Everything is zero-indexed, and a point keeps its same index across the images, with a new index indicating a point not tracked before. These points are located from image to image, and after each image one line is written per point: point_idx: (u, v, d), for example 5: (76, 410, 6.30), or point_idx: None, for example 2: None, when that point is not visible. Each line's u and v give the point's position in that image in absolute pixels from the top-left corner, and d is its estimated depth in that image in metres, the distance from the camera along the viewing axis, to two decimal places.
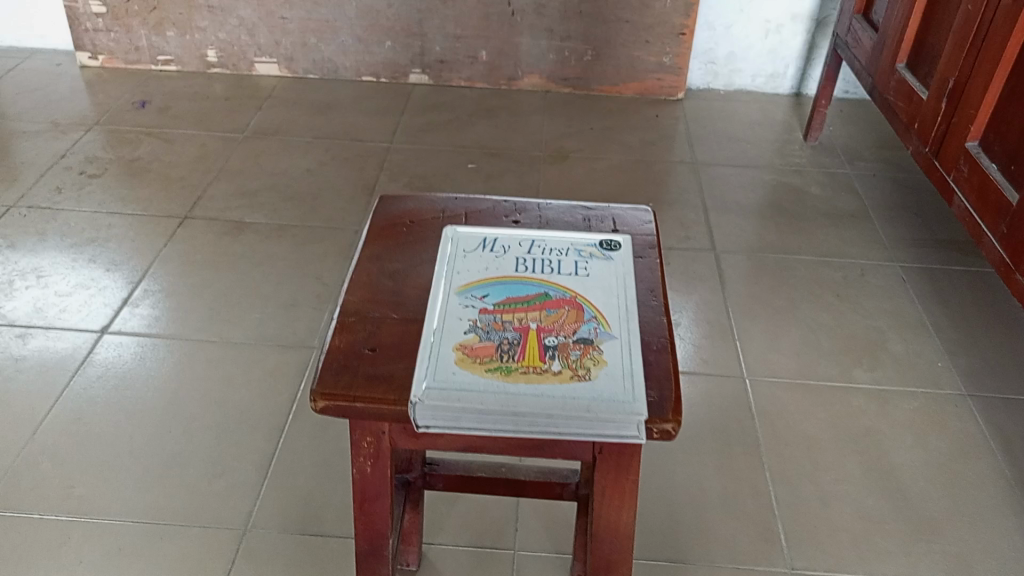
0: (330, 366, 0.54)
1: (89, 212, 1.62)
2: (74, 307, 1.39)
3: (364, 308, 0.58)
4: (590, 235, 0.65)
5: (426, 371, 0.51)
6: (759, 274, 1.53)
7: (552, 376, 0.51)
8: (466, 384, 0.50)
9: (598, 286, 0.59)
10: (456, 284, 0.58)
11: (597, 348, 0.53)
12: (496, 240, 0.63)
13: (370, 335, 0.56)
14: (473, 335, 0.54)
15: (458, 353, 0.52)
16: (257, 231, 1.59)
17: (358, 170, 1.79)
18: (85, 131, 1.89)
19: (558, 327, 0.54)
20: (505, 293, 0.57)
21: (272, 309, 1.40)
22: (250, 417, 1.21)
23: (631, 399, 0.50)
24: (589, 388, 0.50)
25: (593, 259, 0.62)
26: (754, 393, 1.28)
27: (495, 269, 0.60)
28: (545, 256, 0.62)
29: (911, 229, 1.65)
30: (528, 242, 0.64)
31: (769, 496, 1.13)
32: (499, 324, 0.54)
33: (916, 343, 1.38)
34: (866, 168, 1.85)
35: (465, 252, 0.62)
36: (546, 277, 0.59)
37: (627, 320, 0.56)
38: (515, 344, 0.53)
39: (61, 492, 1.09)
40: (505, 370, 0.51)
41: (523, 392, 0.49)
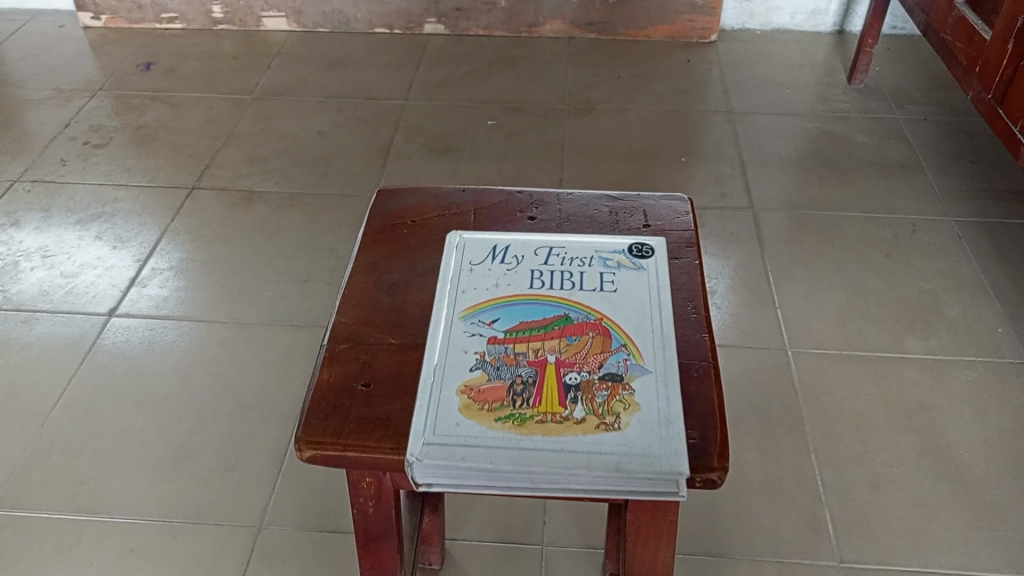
0: (318, 408, 0.46)
1: (95, 184, 1.56)
2: (81, 288, 1.33)
3: (357, 333, 0.51)
4: (618, 238, 0.58)
5: (425, 419, 0.44)
6: (801, 233, 1.42)
7: (574, 426, 0.44)
8: (473, 439, 0.43)
9: (627, 305, 0.52)
10: (461, 304, 0.52)
11: (627, 386, 0.46)
12: (507, 248, 0.57)
13: (364, 367, 0.49)
14: (480, 372, 0.47)
15: (461, 397, 0.45)
16: (268, 200, 1.52)
17: (373, 131, 1.70)
18: (89, 98, 1.81)
19: (580, 360, 0.47)
20: (517, 318, 0.50)
21: (285, 285, 1.34)
22: (263, 404, 1.15)
23: (670, 451, 0.43)
24: (619, 438, 0.43)
25: (621, 268, 0.55)
26: (797, 365, 1.20)
27: (506, 286, 0.53)
28: (565, 267, 0.55)
29: (967, 179, 1.53)
30: (544, 249, 0.57)
31: (816, 481, 1.05)
32: (511, 358, 0.48)
33: (974, 307, 1.28)
34: (916, 112, 1.72)
35: (472, 263, 0.55)
36: (566, 295, 0.52)
37: (663, 347, 0.49)
38: (529, 383, 0.46)
39: (71, 488, 1.05)
40: (517, 419, 0.44)
41: (539, 448, 0.42)
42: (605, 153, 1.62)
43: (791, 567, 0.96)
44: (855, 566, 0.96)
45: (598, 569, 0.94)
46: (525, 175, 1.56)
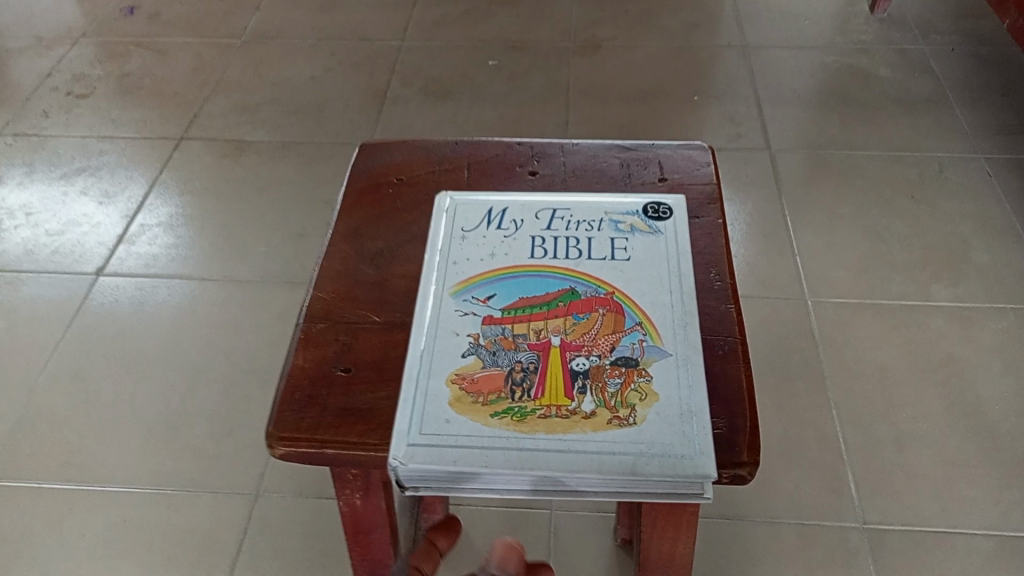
0: (292, 400, 0.46)
1: (79, 137, 1.49)
2: (67, 247, 1.28)
3: (336, 312, 0.52)
4: (631, 199, 0.58)
5: (408, 416, 0.44)
6: (820, 175, 1.35)
7: (584, 421, 0.43)
8: (469, 442, 0.42)
9: (639, 275, 0.52)
10: (450, 280, 0.52)
11: (643, 372, 0.45)
12: (503, 211, 0.58)
13: (343, 351, 0.49)
14: (474, 358, 0.47)
15: (452, 388, 0.45)
16: (259, 151, 1.45)
17: (367, 75, 1.61)
18: (71, 46, 1.73)
19: (588, 344, 0.47)
20: (515, 295, 0.51)
21: (279, 240, 1.28)
22: (259, 366, 1.11)
23: (695, 451, 0.41)
24: (635, 435, 0.42)
25: (635, 232, 0.55)
26: (816, 317, 1.14)
27: (503, 256, 0.54)
28: (573, 233, 0.56)
29: (996, 114, 1.45)
30: (547, 212, 0.58)
31: (837, 438, 1.00)
32: (509, 342, 0.48)
33: (1004, 251, 1.21)
34: (942, 43, 1.62)
35: (464, 230, 0.56)
36: (573, 266, 0.53)
37: (685, 326, 0.48)
38: (530, 370, 0.46)
39: (61, 458, 1.01)
40: (517, 415, 0.43)
41: (541, 447, 0.42)
42: (613, 94, 1.53)
43: (812, 530, 0.92)
44: (878, 528, 0.92)
45: (610, 536, 0.90)
46: (528, 118, 1.48)
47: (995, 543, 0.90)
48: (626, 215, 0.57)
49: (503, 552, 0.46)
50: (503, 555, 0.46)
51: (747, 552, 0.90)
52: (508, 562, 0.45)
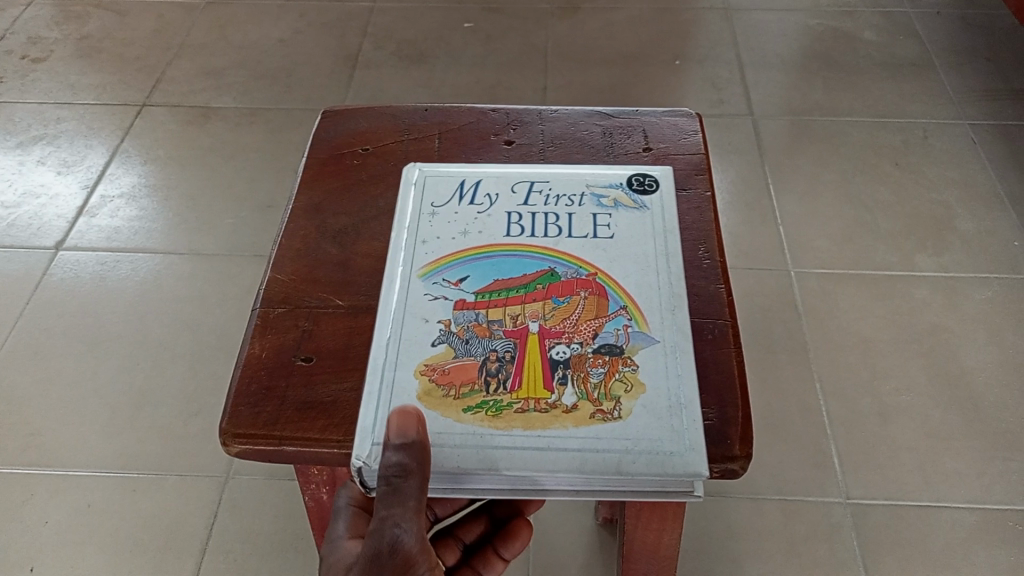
0: (248, 393, 0.44)
1: (35, 103, 1.42)
2: (24, 220, 1.22)
3: (297, 296, 0.49)
4: (615, 171, 0.55)
5: (373, 414, 0.42)
6: (804, 141, 1.32)
7: (565, 416, 0.41)
8: (443, 440, 0.41)
9: (624, 256, 0.50)
10: (420, 261, 0.49)
11: (628, 362, 0.44)
12: (477, 183, 0.55)
13: (304, 338, 0.47)
14: (445, 347, 0.45)
15: (422, 381, 0.43)
16: (226, 117, 1.39)
17: (338, 38, 1.56)
18: (26, 6, 1.65)
19: (568, 332, 0.45)
20: (489, 278, 0.48)
21: (247, 212, 1.23)
22: (228, 343, 1.07)
23: (683, 447, 0.40)
24: (620, 430, 0.41)
25: (619, 207, 0.53)
26: (800, 288, 1.11)
27: (476, 233, 0.51)
28: (552, 208, 0.53)
29: (981, 78, 1.42)
30: (524, 184, 0.55)
31: (821, 411, 0.98)
32: (484, 329, 0.46)
33: (989, 220, 1.19)
34: (928, 5, 1.59)
35: (434, 206, 0.53)
36: (552, 245, 0.50)
37: (673, 311, 0.46)
38: (506, 360, 0.44)
39: (21, 440, 0.97)
40: (492, 409, 0.42)
41: (519, 445, 0.40)
42: (592, 57, 1.49)
43: (795, 505, 0.90)
44: (862, 504, 0.90)
45: (591, 514, 0.88)
46: (505, 83, 1.43)
47: (978, 517, 0.89)
48: (608, 188, 0.54)
49: (398, 424, 0.40)
50: (401, 423, 0.40)
51: (730, 530, 0.89)
52: (407, 431, 0.40)
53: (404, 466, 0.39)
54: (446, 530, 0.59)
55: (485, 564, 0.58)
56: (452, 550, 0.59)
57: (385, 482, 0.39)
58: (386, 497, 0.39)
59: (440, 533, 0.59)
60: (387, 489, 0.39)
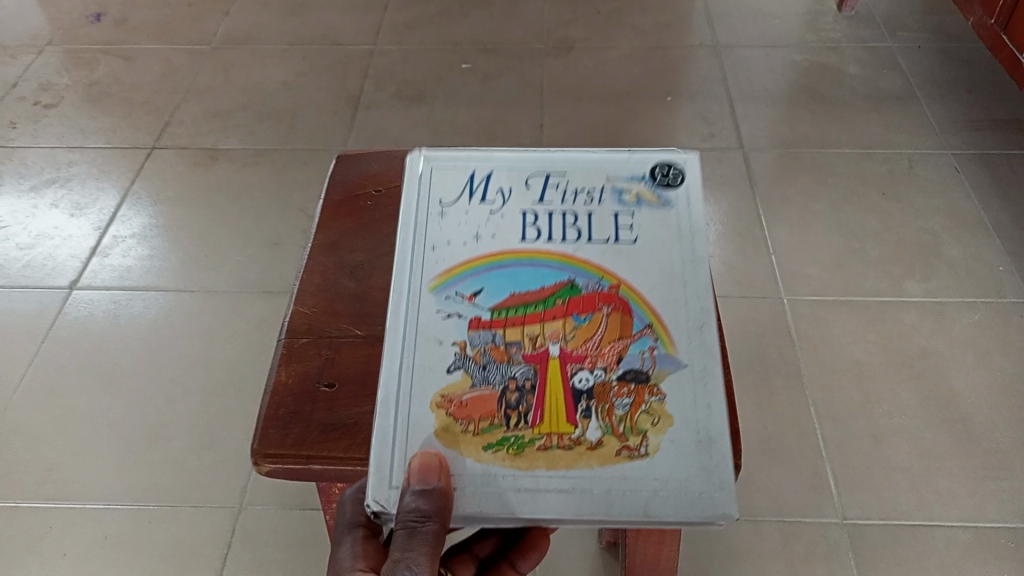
0: (278, 417, 0.48)
1: (48, 147, 1.47)
2: (38, 261, 1.26)
3: (317, 327, 0.53)
4: (636, 162, 0.58)
5: (389, 459, 0.45)
6: (793, 172, 1.36)
7: (591, 455, 0.45)
8: (465, 481, 0.44)
9: (639, 263, 0.53)
10: (431, 273, 0.53)
11: (655, 391, 0.48)
12: (489, 178, 0.58)
13: (326, 366, 0.51)
14: (462, 375, 0.48)
15: (439, 415, 0.46)
16: (233, 158, 1.44)
17: (340, 80, 1.61)
18: (36, 54, 1.70)
19: (590, 357, 0.49)
20: (505, 292, 0.52)
21: (255, 249, 1.27)
22: (238, 377, 1.10)
23: (713, 486, 0.44)
24: (647, 468, 0.44)
25: (641, 205, 0.56)
26: (793, 315, 1.15)
27: (490, 239, 0.55)
28: (572, 207, 0.57)
29: (964, 109, 1.47)
30: (540, 178, 0.58)
31: (815, 434, 1.01)
32: (502, 353, 0.49)
33: (974, 245, 1.23)
34: (910, 40, 1.64)
35: (444, 206, 0.56)
36: (570, 252, 0.54)
37: (700, 330, 0.50)
38: (527, 390, 0.47)
39: (38, 475, 1.00)
40: (513, 448, 0.45)
41: (546, 486, 0.44)
42: (586, 95, 1.54)
43: (793, 527, 0.93)
44: (858, 524, 0.93)
45: (594, 539, 0.90)
46: (503, 121, 1.48)
47: (971, 534, 0.92)
48: (630, 182, 0.58)
49: (420, 468, 0.43)
50: (422, 474, 0.43)
51: (730, 551, 0.91)
52: (428, 477, 0.43)
53: (422, 513, 0.42)
54: (462, 547, 0.57)
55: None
56: (468, 565, 0.57)
57: (403, 527, 0.42)
58: (403, 539, 0.43)
59: (454, 553, 0.57)
60: (407, 531, 0.42)
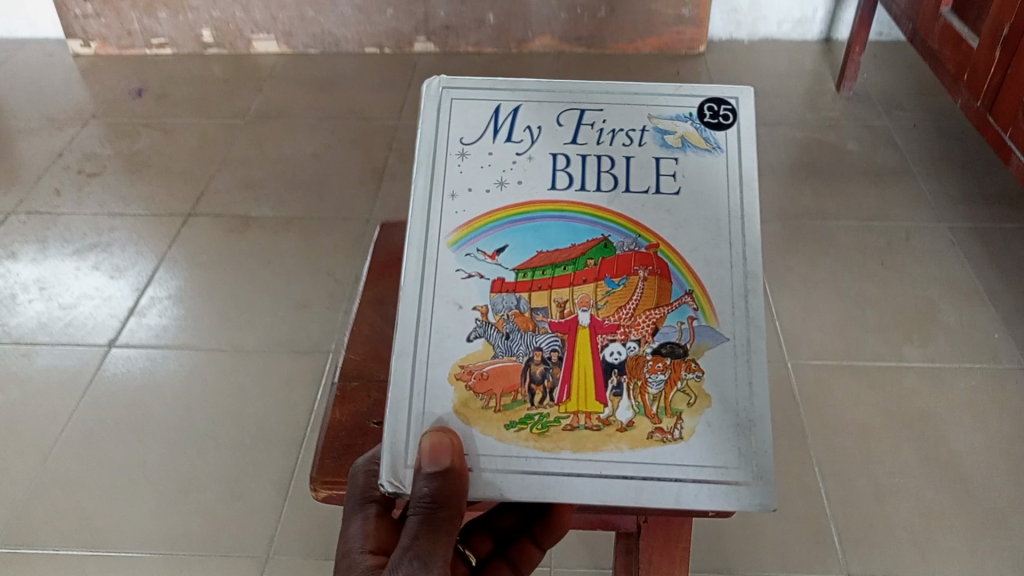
0: (332, 450, 0.55)
1: (90, 214, 1.56)
2: (80, 319, 1.33)
3: (365, 373, 0.60)
4: (685, 98, 0.55)
5: (402, 439, 0.45)
6: (796, 243, 1.43)
7: (621, 437, 0.45)
8: (482, 462, 0.45)
9: (680, 215, 0.51)
10: (449, 226, 0.51)
11: (692, 367, 0.47)
12: (517, 112, 0.55)
13: (374, 406, 0.58)
14: (484, 344, 0.48)
15: (458, 388, 0.47)
16: (264, 225, 1.52)
17: (366, 152, 1.70)
18: (81, 126, 1.81)
19: (624, 327, 0.48)
20: (531, 251, 0.50)
21: (284, 311, 1.34)
22: (266, 431, 1.15)
23: (753, 476, 0.44)
24: (681, 453, 0.45)
25: (687, 147, 0.53)
26: (796, 378, 1.20)
27: (516, 186, 0.52)
28: (609, 149, 0.54)
29: (958, 184, 1.55)
30: (573, 115, 0.55)
31: (820, 492, 1.05)
32: (528, 322, 0.48)
33: (970, 313, 1.29)
34: (905, 118, 1.73)
35: (465, 144, 0.53)
36: (604, 204, 0.52)
37: (746, 297, 0.48)
38: (553, 362, 0.47)
39: (76, 523, 1.05)
40: (538, 426, 0.45)
41: (573, 470, 0.44)
42: None
43: None
44: None
45: None
46: None
47: None
48: (675, 121, 0.54)
49: (431, 448, 0.44)
50: (433, 450, 0.44)
51: None
52: (439, 457, 0.43)
53: (434, 496, 0.44)
54: (483, 523, 0.60)
55: (523, 554, 0.59)
56: (487, 541, 0.59)
57: (420, 509, 0.45)
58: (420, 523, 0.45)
59: (474, 530, 0.60)
60: (424, 515, 0.45)
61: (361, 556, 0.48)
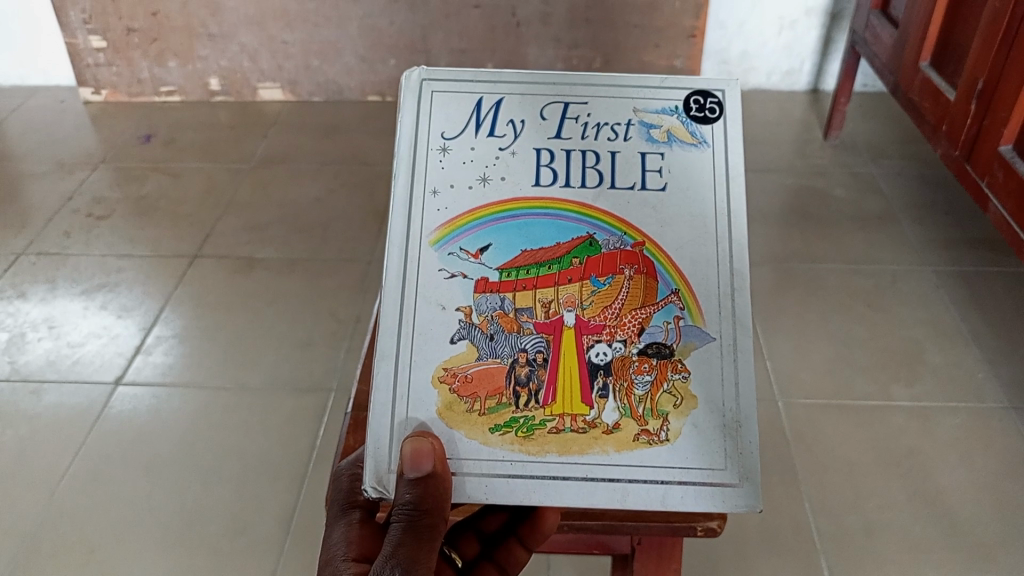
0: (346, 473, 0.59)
1: (98, 255, 1.60)
2: (87, 358, 1.36)
3: None
4: (671, 90, 0.59)
5: (385, 447, 0.51)
6: (786, 285, 1.48)
7: (608, 440, 0.51)
8: (465, 467, 0.50)
9: (666, 213, 0.56)
10: (431, 225, 0.56)
11: (679, 367, 0.53)
12: (500, 105, 0.59)
13: None
14: (467, 347, 0.53)
15: (442, 392, 0.52)
16: (269, 267, 1.56)
17: (368, 197, 1.75)
18: (91, 171, 1.86)
19: (609, 328, 0.53)
20: (515, 250, 0.55)
21: (288, 349, 1.37)
22: (270, 466, 1.18)
23: (739, 477, 0.50)
24: (668, 455, 0.51)
25: (673, 142, 0.58)
26: (787, 416, 1.23)
27: (503, 181, 0.57)
28: (593, 143, 0.58)
29: (942, 229, 1.60)
30: (557, 109, 0.59)
31: (811, 527, 1.08)
32: (512, 323, 0.53)
33: (956, 354, 1.32)
34: (891, 166, 1.79)
35: (447, 139, 0.58)
36: (589, 202, 0.57)
37: (733, 296, 0.54)
38: (537, 364, 0.52)
39: (81, 556, 1.06)
40: (524, 429, 0.51)
41: (565, 474, 0.50)
42: None
43: None
44: None
45: None
46: None
47: None
48: (661, 115, 0.58)
49: (413, 454, 0.49)
50: (415, 456, 0.49)
51: None
52: (421, 462, 0.48)
53: (416, 500, 0.49)
54: (469, 524, 0.62)
55: (510, 555, 0.61)
56: (473, 542, 0.62)
57: (403, 514, 0.49)
58: (403, 529, 0.49)
59: (462, 530, 0.62)
60: (407, 520, 0.49)
61: (343, 563, 0.54)
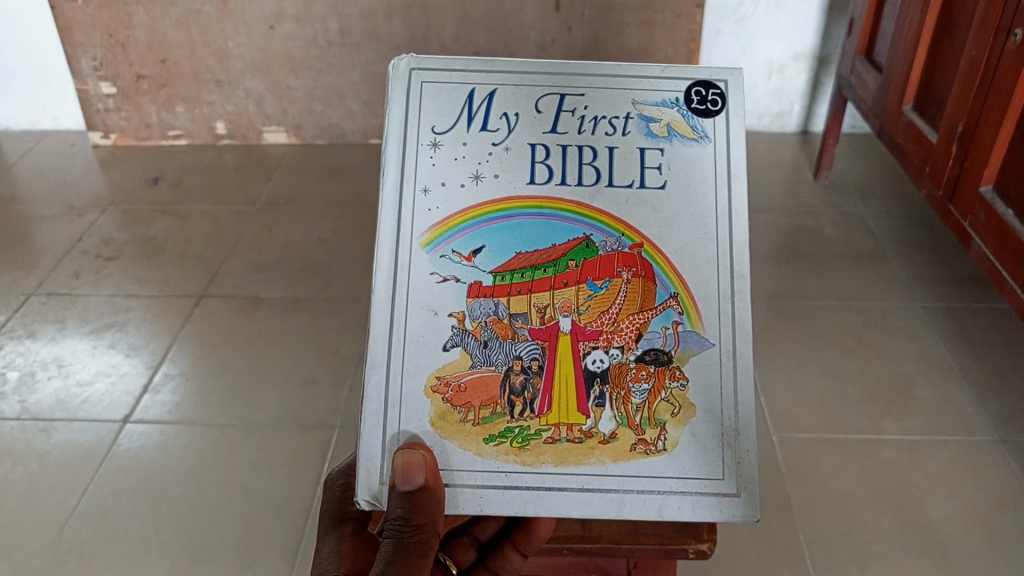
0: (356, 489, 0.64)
1: (107, 295, 1.63)
2: (95, 397, 1.39)
3: None
4: (674, 82, 0.63)
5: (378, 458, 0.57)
6: (778, 321, 1.51)
7: (607, 451, 0.57)
8: (461, 479, 0.56)
9: (667, 212, 0.61)
10: (421, 227, 0.61)
11: (677, 374, 0.58)
12: (493, 97, 0.63)
13: None
14: (461, 355, 0.58)
15: (435, 402, 0.58)
16: (273, 306, 1.59)
17: (370, 238, 1.80)
18: (100, 213, 1.91)
19: (604, 334, 0.58)
20: (510, 251, 0.60)
21: (292, 388, 1.40)
22: (275, 502, 1.20)
23: (738, 488, 0.56)
24: (665, 466, 0.56)
25: (674, 137, 0.62)
26: (781, 449, 1.26)
27: (500, 177, 0.62)
28: (590, 138, 0.62)
29: (930, 266, 1.64)
30: (553, 100, 0.63)
31: (805, 559, 1.10)
32: (506, 329, 0.59)
33: (944, 388, 1.36)
34: (879, 206, 1.84)
35: (438, 132, 0.62)
36: (587, 201, 0.61)
37: (733, 299, 0.59)
38: (532, 372, 0.58)
39: None
40: (519, 439, 0.57)
41: (567, 488, 0.56)
42: None
43: None
44: None
45: None
46: None
47: None
48: (661, 108, 0.63)
49: (404, 467, 0.54)
50: (406, 469, 0.54)
51: None
52: (411, 475, 0.54)
53: (405, 513, 0.55)
54: (464, 530, 0.67)
55: (503, 559, 0.66)
56: (468, 547, 0.67)
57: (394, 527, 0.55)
58: (394, 542, 0.55)
59: (457, 534, 0.67)
60: (398, 533, 0.55)
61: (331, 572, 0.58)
